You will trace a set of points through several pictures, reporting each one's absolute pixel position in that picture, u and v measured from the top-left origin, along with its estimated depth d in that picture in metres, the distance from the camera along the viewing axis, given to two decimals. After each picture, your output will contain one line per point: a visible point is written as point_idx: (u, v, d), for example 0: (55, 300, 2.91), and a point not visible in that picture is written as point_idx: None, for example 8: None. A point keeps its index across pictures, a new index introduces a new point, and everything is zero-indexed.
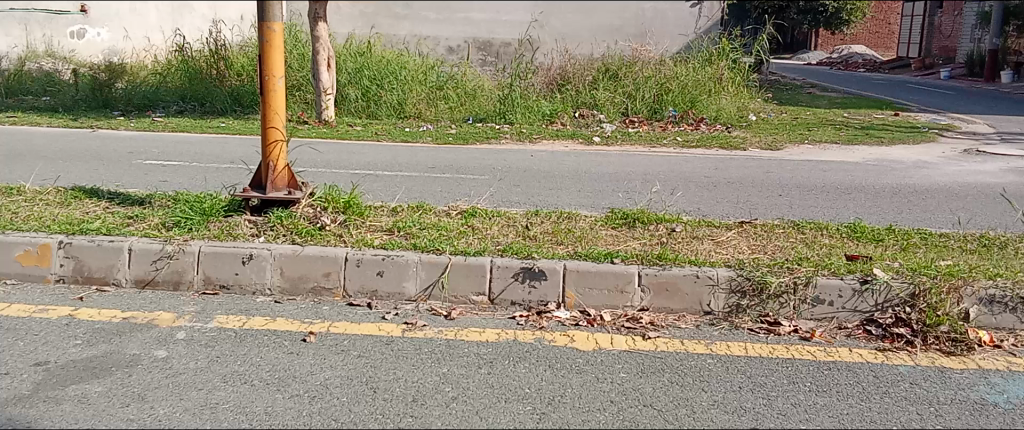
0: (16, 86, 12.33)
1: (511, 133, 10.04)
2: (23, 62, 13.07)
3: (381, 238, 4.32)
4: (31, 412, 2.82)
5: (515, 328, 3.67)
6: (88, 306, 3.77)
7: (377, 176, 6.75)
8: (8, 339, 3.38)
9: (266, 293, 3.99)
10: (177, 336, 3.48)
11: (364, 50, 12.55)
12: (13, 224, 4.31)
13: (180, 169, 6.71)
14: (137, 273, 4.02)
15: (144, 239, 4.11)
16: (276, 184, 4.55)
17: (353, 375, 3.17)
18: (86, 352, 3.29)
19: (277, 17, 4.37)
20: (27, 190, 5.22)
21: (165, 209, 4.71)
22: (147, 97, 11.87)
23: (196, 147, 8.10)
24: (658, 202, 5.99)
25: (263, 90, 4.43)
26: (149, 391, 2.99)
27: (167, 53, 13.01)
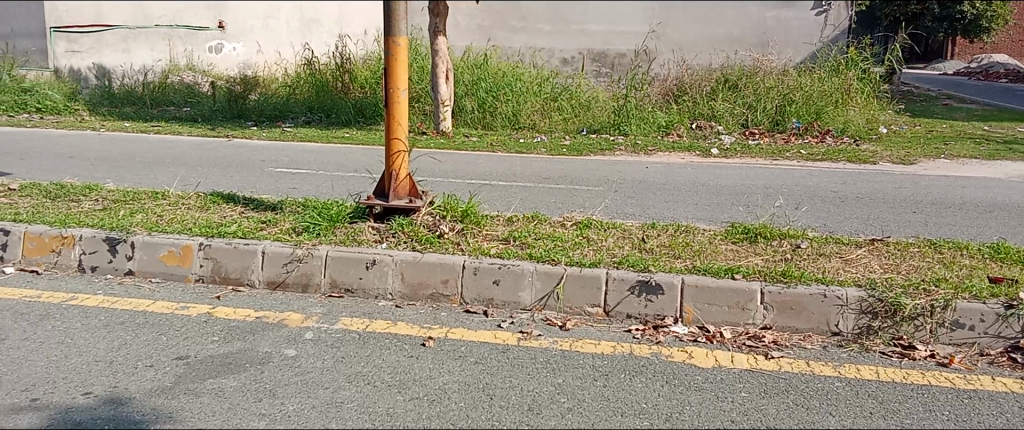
0: (161, 98, 13.23)
1: (626, 145, 9.95)
2: (168, 75, 13.97)
3: (497, 247, 4.38)
4: (173, 402, 3.00)
5: (631, 341, 3.63)
6: (224, 304, 4.00)
7: (493, 186, 6.85)
8: (152, 334, 3.63)
9: (387, 297, 4.12)
10: (305, 336, 3.63)
11: (481, 63, 12.76)
12: (159, 226, 4.62)
13: (307, 177, 7.02)
14: (269, 275, 4.22)
15: (276, 243, 4.32)
16: (398, 192, 4.68)
17: (470, 381, 3.21)
18: (222, 348, 3.48)
19: (403, 31, 4.50)
20: (172, 194, 5.60)
21: (295, 215, 4.93)
22: (278, 109, 12.48)
23: (322, 156, 8.47)
24: (781, 217, 5.81)
25: (388, 101, 4.58)
26: (279, 388, 3.13)
27: (296, 66, 13.65)
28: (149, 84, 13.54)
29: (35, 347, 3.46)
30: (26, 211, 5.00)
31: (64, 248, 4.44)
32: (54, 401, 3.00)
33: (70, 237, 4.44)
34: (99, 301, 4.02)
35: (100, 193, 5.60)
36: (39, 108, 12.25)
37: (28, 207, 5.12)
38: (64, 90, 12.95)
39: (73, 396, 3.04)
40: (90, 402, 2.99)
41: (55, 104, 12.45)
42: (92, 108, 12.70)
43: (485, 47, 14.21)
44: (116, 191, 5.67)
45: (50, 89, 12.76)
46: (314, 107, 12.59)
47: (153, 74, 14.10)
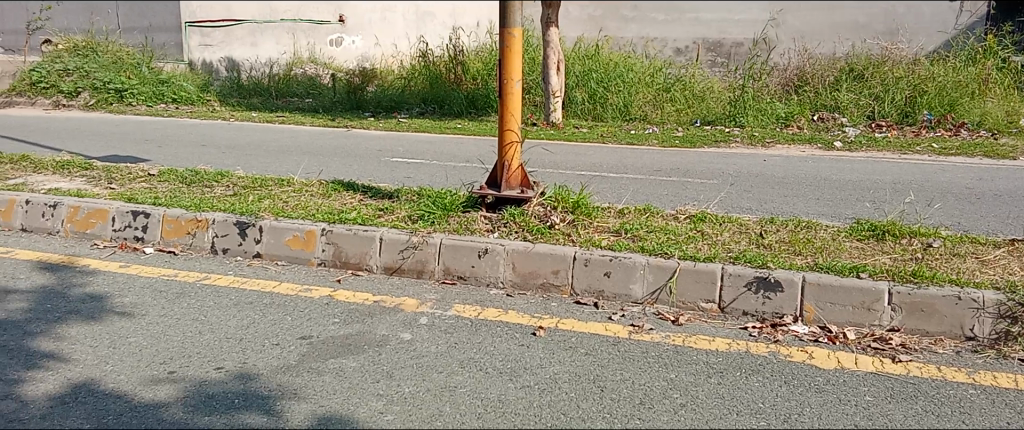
0: (285, 89, 13.85)
1: (742, 137, 9.68)
2: (292, 68, 14.57)
3: (608, 238, 4.36)
4: (297, 380, 3.15)
5: (747, 339, 3.54)
6: (344, 288, 4.16)
7: (604, 177, 6.81)
8: (278, 314, 3.82)
9: (498, 286, 4.17)
10: (420, 321, 3.73)
11: (593, 53, 12.68)
12: (285, 212, 4.86)
13: (422, 167, 7.19)
14: (386, 260, 4.36)
15: (393, 230, 4.45)
16: (510, 182, 4.72)
17: (581, 372, 3.22)
18: (342, 330, 3.63)
19: (518, 23, 4.53)
20: (296, 181, 5.86)
21: (411, 203, 5.06)
22: (394, 100, 12.84)
23: (435, 147, 8.65)
24: (911, 214, 5.51)
25: (501, 92, 4.62)
26: (396, 370, 3.23)
27: (411, 58, 13.97)
28: (274, 76, 14.19)
29: (173, 323, 3.71)
30: (165, 195, 5.35)
31: (198, 231, 4.72)
32: (189, 374, 3.20)
33: (203, 220, 4.72)
34: (230, 281, 4.26)
35: (231, 179, 5.93)
36: (175, 99, 13.10)
37: (166, 192, 5.48)
38: (198, 81, 13.76)
39: (206, 370, 3.23)
40: (221, 376, 3.18)
41: (189, 95, 13.29)
42: (222, 99, 13.45)
43: (597, 38, 14.11)
44: (246, 178, 5.98)
45: (184, 80, 13.61)
46: (427, 98, 12.85)
47: (277, 66, 14.76)
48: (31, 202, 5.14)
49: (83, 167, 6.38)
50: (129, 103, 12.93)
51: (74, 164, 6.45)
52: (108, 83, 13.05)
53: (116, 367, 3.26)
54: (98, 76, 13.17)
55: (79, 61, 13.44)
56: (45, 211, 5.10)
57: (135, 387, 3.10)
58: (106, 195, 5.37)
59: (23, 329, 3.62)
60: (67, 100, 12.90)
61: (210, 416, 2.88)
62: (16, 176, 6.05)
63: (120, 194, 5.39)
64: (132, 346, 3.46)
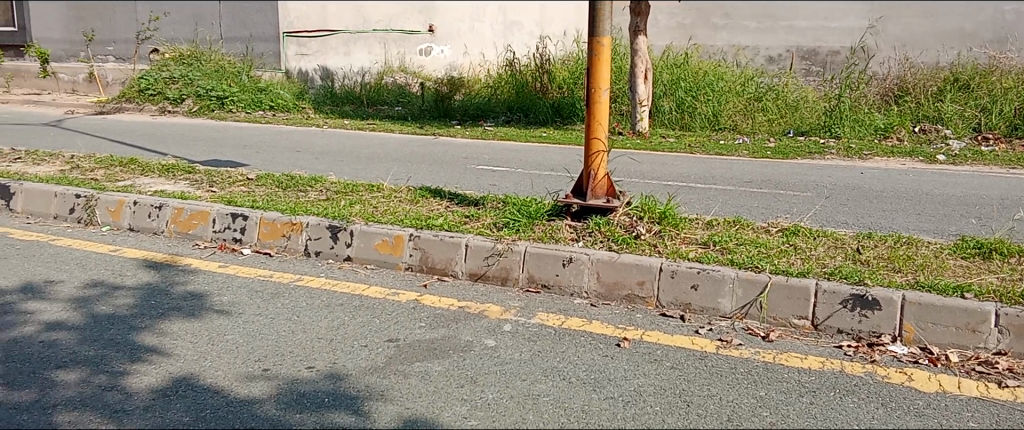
0: (376, 97, 14.19)
1: (837, 148, 9.36)
2: (382, 77, 14.92)
3: (696, 250, 4.28)
4: (384, 382, 3.22)
5: (841, 358, 3.42)
6: (431, 292, 4.23)
7: (692, 188, 6.71)
8: (366, 316, 3.91)
9: (583, 296, 4.15)
10: (504, 328, 3.75)
11: (682, 62, 12.50)
12: (375, 217, 4.98)
13: (507, 175, 7.25)
14: (471, 267, 4.40)
15: (478, 237, 4.49)
16: (596, 192, 4.70)
17: (666, 385, 3.17)
18: (428, 334, 3.68)
19: (607, 31, 4.52)
20: (385, 187, 6.00)
21: (496, 211, 5.11)
22: (481, 109, 13.03)
23: (521, 155, 8.70)
24: (1021, 231, 5.22)
25: (589, 101, 4.62)
26: (480, 376, 3.25)
27: (498, 67, 14.10)
28: (365, 85, 14.56)
29: (267, 322, 3.85)
30: (263, 198, 5.57)
31: (292, 234, 4.89)
32: (281, 372, 3.31)
33: (298, 224, 4.88)
34: (321, 283, 4.39)
35: (324, 184, 6.12)
36: (272, 106, 13.64)
37: (264, 195, 5.70)
38: (293, 89, 14.26)
39: (298, 369, 3.34)
40: (312, 376, 3.28)
41: (286, 102, 13.80)
42: (316, 107, 13.90)
43: (686, 47, 13.93)
44: (338, 183, 6.15)
45: (281, 88, 14.14)
46: (513, 106, 13.03)
47: (369, 75, 15.15)
48: (139, 203, 5.43)
49: (186, 170, 6.70)
50: (229, 110, 13.53)
51: (179, 168, 6.78)
52: (211, 91, 13.68)
53: (214, 363, 3.41)
54: (201, 84, 13.83)
55: (184, 69, 14.15)
56: (151, 212, 5.37)
57: (232, 382, 3.23)
58: (207, 198, 5.61)
59: (129, 324, 3.82)
60: (172, 106, 13.63)
61: (301, 413, 2.97)
62: (126, 178, 6.40)
63: (220, 197, 5.63)
64: (229, 343, 3.61)
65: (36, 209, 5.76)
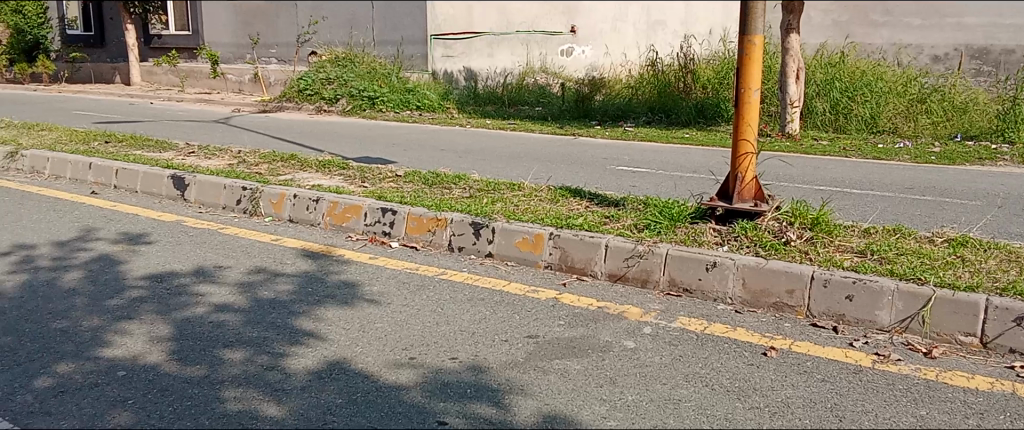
0: (518, 98, 14.39)
1: (1012, 154, 8.63)
2: (524, 78, 15.04)
3: (851, 259, 4.08)
4: (525, 377, 3.27)
5: (1014, 380, 3.17)
6: (570, 291, 4.25)
7: (847, 193, 6.39)
8: (507, 312, 3.98)
9: (727, 301, 4.05)
10: (644, 330, 3.72)
11: (836, 61, 11.89)
12: (516, 215, 5.06)
13: (648, 176, 7.17)
14: (611, 267, 4.39)
15: (619, 238, 4.47)
16: (742, 195, 4.56)
17: (816, 398, 3.04)
18: (568, 332, 3.71)
19: (760, 30, 4.39)
20: (526, 186, 6.08)
21: (637, 212, 5.06)
22: (622, 109, 12.93)
23: (662, 156, 8.58)
24: None
25: (739, 101, 4.50)
26: (620, 377, 3.24)
27: (641, 68, 13.93)
28: (507, 85, 14.78)
29: (413, 313, 4.00)
30: (410, 195, 5.79)
31: (438, 229, 5.05)
32: (427, 362, 3.43)
33: (443, 220, 5.04)
34: (464, 277, 4.51)
35: (467, 182, 6.28)
36: (419, 106, 14.13)
37: (411, 192, 5.92)
38: (438, 90, 14.71)
39: (442, 359, 3.45)
40: (455, 366, 3.38)
41: (432, 102, 14.25)
42: (460, 107, 14.27)
43: (841, 46, 13.25)
44: (480, 182, 6.30)
45: (428, 89, 14.62)
46: (655, 106, 12.84)
47: (512, 76, 15.36)
48: (298, 196, 5.77)
49: (341, 166, 7.06)
50: (380, 109, 14.15)
51: (334, 164, 7.15)
52: (363, 91, 14.36)
53: (364, 349, 3.58)
54: (355, 84, 14.52)
55: (339, 70, 14.92)
56: (308, 204, 5.70)
57: (381, 369, 3.38)
58: (359, 192, 5.90)
59: (288, 309, 4.08)
60: (328, 106, 14.47)
61: (445, 402, 3.07)
62: (287, 173, 6.82)
63: (371, 192, 5.90)
64: (378, 331, 3.78)
65: (208, 199, 6.25)
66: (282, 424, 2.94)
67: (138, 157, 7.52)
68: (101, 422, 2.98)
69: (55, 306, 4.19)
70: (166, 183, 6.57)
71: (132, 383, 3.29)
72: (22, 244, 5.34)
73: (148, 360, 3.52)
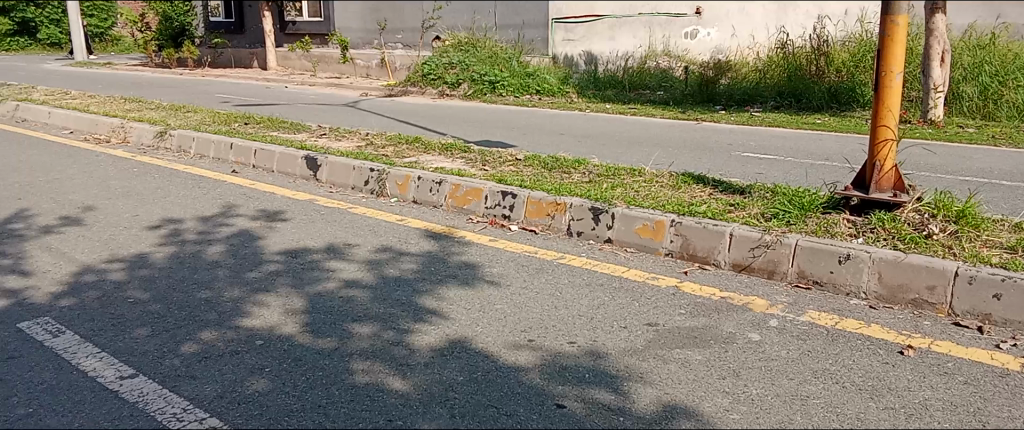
0: (639, 82, 14.12)
1: None
2: (646, 61, 14.75)
3: (1000, 255, 3.81)
4: (645, 365, 3.24)
5: None
6: (692, 280, 4.17)
7: (996, 185, 5.95)
8: (626, 298, 3.95)
9: (860, 296, 3.86)
10: (770, 323, 3.60)
11: (987, 43, 11.05)
12: (637, 201, 5.00)
13: (776, 163, 6.91)
14: (735, 257, 4.27)
15: (745, 227, 4.34)
16: (881, 185, 4.34)
17: (957, 402, 2.87)
18: (689, 322, 3.64)
19: (904, 9, 4.16)
20: (647, 172, 6.00)
21: (764, 200, 4.90)
22: (749, 93, 12.49)
23: (792, 142, 8.25)
24: None
25: (879, 86, 4.28)
26: (744, 370, 3.16)
27: (769, 51, 13.41)
28: (629, 69, 14.54)
29: (533, 296, 4.03)
30: (530, 178, 5.82)
31: (557, 214, 5.06)
32: (546, 345, 3.46)
33: (563, 204, 5.05)
34: (583, 262, 4.51)
35: (587, 166, 6.26)
36: (539, 91, 14.18)
37: (531, 175, 5.96)
38: (559, 74, 14.69)
39: (561, 343, 3.46)
40: (574, 351, 3.38)
41: (552, 86, 14.26)
42: (580, 91, 14.20)
43: (992, 26, 12.31)
44: (600, 166, 6.26)
45: (548, 73, 14.63)
46: (784, 91, 12.35)
47: (633, 59, 15.13)
48: (423, 178, 5.92)
49: (462, 150, 7.19)
50: (500, 94, 14.31)
51: (456, 147, 7.28)
52: (484, 76, 14.52)
53: (485, 329, 3.64)
54: (476, 69, 14.71)
55: (462, 55, 15.17)
56: (432, 186, 5.84)
57: (500, 349, 3.43)
58: (480, 175, 5.99)
59: (412, 287, 4.21)
60: (450, 90, 14.74)
61: (564, 385, 3.09)
62: (412, 155, 7.01)
63: (492, 175, 5.98)
64: (498, 312, 3.84)
65: (338, 179, 6.52)
66: (407, 398, 3.04)
67: (274, 138, 7.92)
68: (240, 387, 3.17)
69: (201, 277, 4.49)
70: (299, 163, 6.90)
71: (269, 352, 3.48)
72: (171, 218, 5.75)
73: (284, 331, 3.72)
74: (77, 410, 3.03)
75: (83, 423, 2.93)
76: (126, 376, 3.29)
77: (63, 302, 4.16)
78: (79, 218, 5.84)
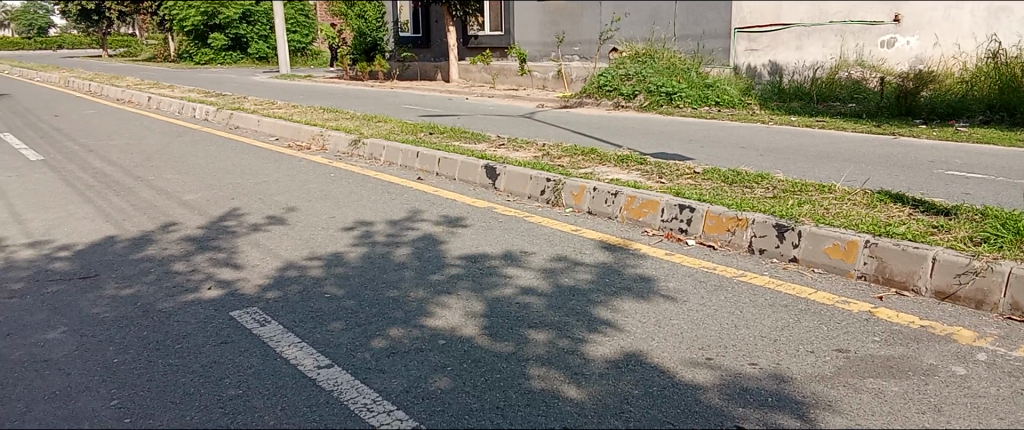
0: (829, 94, 13.41)
1: None
2: (835, 72, 13.96)
3: None
4: (833, 392, 3.07)
5: None
6: (886, 306, 3.91)
7: None
8: (813, 321, 3.76)
9: None
10: (977, 356, 3.30)
11: None
12: (826, 219, 4.76)
13: (985, 182, 6.33)
14: (939, 284, 3.95)
15: (951, 251, 4.01)
16: None
17: None
18: (884, 350, 3.41)
19: None
20: (838, 189, 5.68)
21: (971, 223, 4.51)
22: (954, 106, 11.52)
23: (1004, 161, 7.51)
24: None
25: None
26: (946, 405, 2.92)
27: (980, 62, 12.31)
28: (817, 80, 13.84)
29: (712, 313, 3.93)
30: (710, 192, 5.69)
31: (738, 229, 4.91)
32: (726, 364, 3.36)
33: (744, 220, 4.90)
34: (765, 281, 4.34)
35: (771, 181, 6.03)
36: (718, 102, 13.83)
37: (711, 189, 5.82)
38: (740, 85, 14.30)
39: (741, 364, 3.35)
40: (756, 373, 3.26)
41: (732, 98, 13.86)
42: (763, 103, 13.71)
43: None
44: (786, 182, 6.01)
45: (728, 84, 14.23)
46: (995, 103, 11.27)
47: (822, 70, 14.39)
48: (599, 189, 5.95)
49: (639, 161, 7.15)
50: (678, 106, 14.06)
51: (632, 159, 7.26)
52: (661, 87, 14.34)
53: (661, 344, 3.60)
54: (653, 80, 14.56)
55: (638, 66, 15.06)
56: (608, 198, 5.85)
57: (678, 366, 3.37)
58: (658, 188, 5.93)
59: (587, 297, 4.23)
60: (625, 101, 14.71)
61: (744, 408, 2.99)
62: (588, 166, 7.06)
63: (669, 188, 5.90)
64: (675, 328, 3.77)
65: (515, 188, 6.69)
66: (582, 407, 3.06)
67: (456, 148, 8.25)
68: (424, 384, 3.33)
69: (389, 277, 4.77)
70: (480, 172, 7.14)
71: (450, 352, 3.63)
72: (362, 220, 6.14)
73: (465, 332, 3.86)
74: (280, 395, 3.30)
75: (285, 407, 3.20)
76: (322, 366, 3.56)
77: (269, 294, 4.56)
78: (283, 217, 6.38)
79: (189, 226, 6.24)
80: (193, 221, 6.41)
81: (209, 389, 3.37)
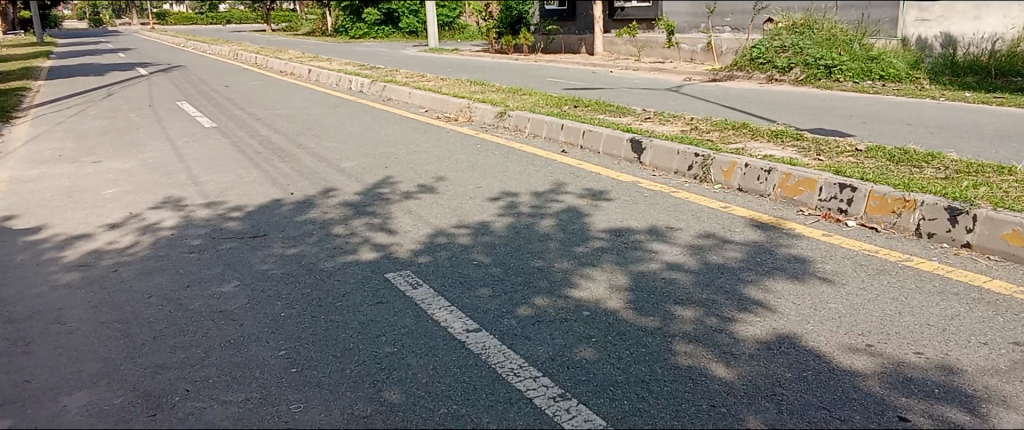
0: (1011, 67, 12.24)
1: None
2: (1019, 44, 12.72)
3: None
4: (1007, 387, 2.87)
5: None
6: None
7: None
8: (988, 311, 3.49)
9: None
10: None
11: None
12: (1005, 203, 4.40)
13: None
14: None
15: None
16: None
17: None
18: None
19: None
20: (1020, 170, 5.22)
21: None
22: None
23: None
24: None
25: None
26: None
27: None
28: (997, 53, 12.65)
29: (872, 298, 3.73)
30: (873, 171, 5.38)
31: (904, 211, 4.62)
32: (888, 352, 3.19)
33: (912, 201, 4.59)
34: (933, 266, 4.07)
35: (943, 161, 5.62)
36: (883, 76, 12.96)
37: (874, 168, 5.50)
38: (908, 58, 13.35)
39: (905, 352, 3.17)
40: (921, 362, 3.08)
41: (899, 72, 12.95)
42: (934, 77, 12.74)
43: None
44: (959, 162, 5.59)
45: (895, 57, 13.31)
46: None
47: (1004, 41, 13.15)
48: (750, 166, 5.75)
49: (794, 137, 6.85)
50: (837, 79, 13.30)
51: (787, 135, 6.96)
52: (820, 60, 13.64)
53: (817, 328, 3.46)
54: (811, 52, 13.88)
55: (796, 37, 14.37)
56: (760, 175, 5.65)
57: (835, 351, 3.24)
58: (815, 165, 5.66)
59: (737, 276, 4.13)
60: (780, 75, 14.10)
61: (908, 398, 2.83)
62: (739, 141, 6.84)
63: (828, 166, 5.62)
64: (831, 311, 3.61)
65: (661, 163, 6.59)
66: (731, 387, 3.00)
67: (602, 121, 8.22)
68: (569, 353, 3.37)
69: (534, 247, 4.84)
70: (625, 146, 7.09)
71: (595, 324, 3.66)
72: (508, 191, 6.24)
73: (610, 305, 3.87)
74: (432, 354, 3.45)
75: (436, 367, 3.33)
76: (471, 330, 3.67)
77: (421, 258, 4.75)
78: (433, 186, 6.60)
79: (346, 192, 6.57)
80: (350, 187, 6.75)
81: (366, 346, 3.57)
